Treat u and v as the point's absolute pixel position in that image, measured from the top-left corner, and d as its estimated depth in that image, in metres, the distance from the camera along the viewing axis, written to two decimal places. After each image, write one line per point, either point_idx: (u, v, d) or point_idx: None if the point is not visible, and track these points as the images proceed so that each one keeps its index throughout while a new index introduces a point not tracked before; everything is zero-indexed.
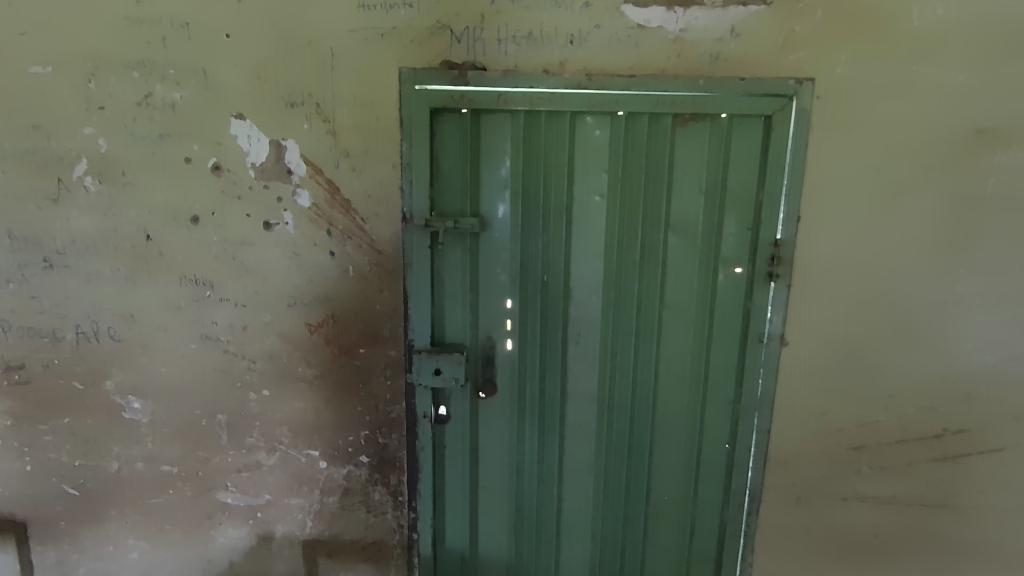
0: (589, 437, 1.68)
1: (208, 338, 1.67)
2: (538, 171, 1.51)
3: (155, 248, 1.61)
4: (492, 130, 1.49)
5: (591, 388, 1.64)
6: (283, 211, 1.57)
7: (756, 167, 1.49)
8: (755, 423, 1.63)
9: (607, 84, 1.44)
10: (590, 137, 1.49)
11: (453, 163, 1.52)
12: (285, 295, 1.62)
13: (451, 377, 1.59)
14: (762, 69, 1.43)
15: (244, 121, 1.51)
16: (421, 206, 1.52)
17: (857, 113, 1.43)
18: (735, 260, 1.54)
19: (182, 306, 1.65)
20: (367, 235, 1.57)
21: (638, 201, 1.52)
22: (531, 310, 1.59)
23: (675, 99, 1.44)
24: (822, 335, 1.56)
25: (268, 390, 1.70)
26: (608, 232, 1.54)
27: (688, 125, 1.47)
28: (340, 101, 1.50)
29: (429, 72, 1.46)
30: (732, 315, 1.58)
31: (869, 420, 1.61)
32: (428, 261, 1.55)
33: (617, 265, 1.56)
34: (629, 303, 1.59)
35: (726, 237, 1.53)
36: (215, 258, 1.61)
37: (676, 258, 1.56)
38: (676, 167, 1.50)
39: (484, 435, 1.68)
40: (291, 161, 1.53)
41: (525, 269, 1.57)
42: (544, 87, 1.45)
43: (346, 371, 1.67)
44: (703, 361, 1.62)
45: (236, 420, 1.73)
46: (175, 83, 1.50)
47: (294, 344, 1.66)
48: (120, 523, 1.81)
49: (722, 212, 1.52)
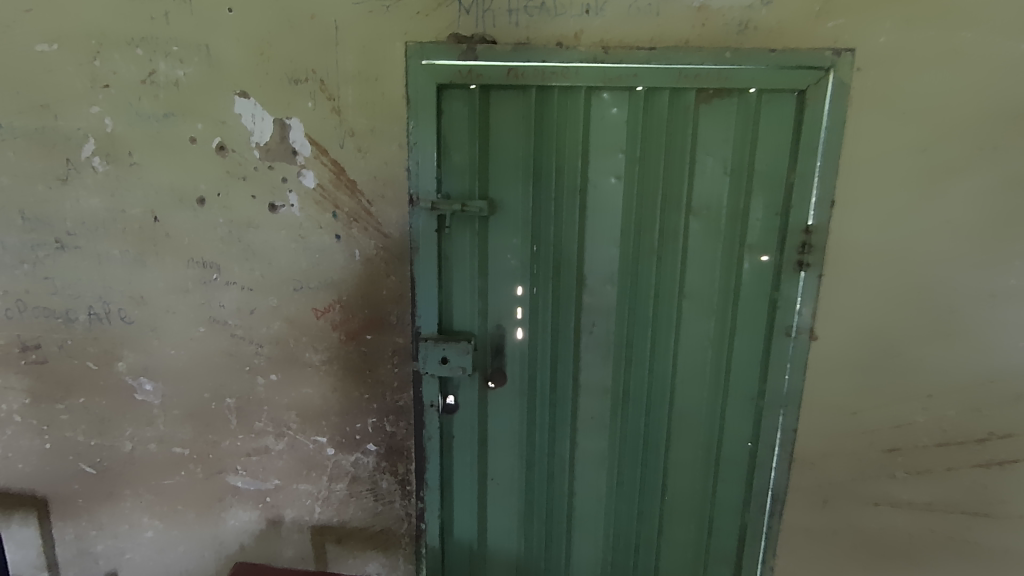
0: (602, 430, 1.61)
1: (216, 321, 1.65)
2: (550, 153, 1.43)
3: (162, 229, 1.59)
4: (502, 108, 1.42)
5: (604, 380, 1.57)
6: (288, 193, 1.53)
7: (787, 147, 1.37)
8: (780, 420, 1.53)
9: (625, 57, 1.34)
10: (606, 115, 1.40)
11: (461, 143, 1.44)
12: (291, 279, 1.59)
13: (458, 365, 1.52)
14: (796, 38, 1.31)
15: (248, 99, 1.47)
16: (428, 188, 1.46)
17: (902, 87, 1.30)
18: (762, 248, 1.44)
19: (190, 288, 1.63)
20: (373, 218, 1.52)
21: (657, 184, 1.43)
22: (542, 298, 1.52)
23: (700, 73, 1.33)
24: (855, 329, 1.45)
25: (275, 375, 1.67)
26: (624, 217, 1.45)
27: (713, 101, 1.37)
28: (344, 77, 1.44)
29: (436, 47, 1.39)
30: (755, 305, 1.48)
31: (905, 421, 1.50)
32: (435, 245, 1.49)
33: (634, 252, 1.47)
34: (646, 292, 1.50)
35: (753, 222, 1.43)
36: (222, 240, 1.58)
37: (697, 245, 1.46)
38: (699, 148, 1.40)
39: (493, 425, 1.63)
40: (295, 141, 1.49)
41: (537, 256, 1.49)
42: (557, 61, 1.36)
43: (353, 358, 1.63)
44: (725, 354, 1.53)
45: (244, 404, 1.71)
46: (177, 60, 1.46)
47: (301, 329, 1.63)
48: (135, 502, 1.83)
49: (748, 194, 1.42)
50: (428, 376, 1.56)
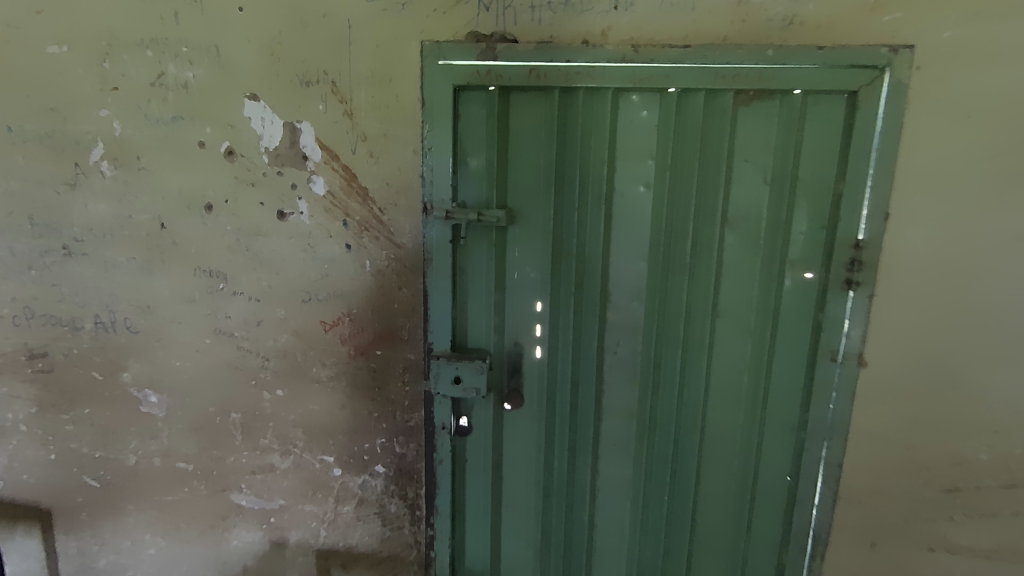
0: (626, 457, 1.49)
1: (222, 332, 1.58)
2: (573, 159, 1.33)
3: (169, 236, 1.53)
4: (523, 111, 1.33)
5: (629, 403, 1.45)
6: (298, 200, 1.46)
7: (835, 154, 1.25)
8: (824, 453, 1.39)
9: (657, 56, 1.24)
10: (634, 118, 1.29)
11: (479, 148, 1.35)
12: (299, 290, 1.51)
13: (472, 386, 1.42)
14: (847, 34, 1.19)
15: (258, 102, 1.41)
16: (443, 196, 1.37)
17: (968, 87, 1.17)
18: (805, 264, 1.31)
19: (197, 298, 1.57)
20: (385, 227, 1.44)
21: (690, 193, 1.32)
22: (563, 314, 1.42)
23: (739, 73, 1.22)
24: (910, 355, 1.31)
25: (281, 390, 1.60)
26: (652, 229, 1.34)
27: (753, 103, 1.25)
28: (357, 78, 1.36)
29: (452, 46, 1.30)
30: (797, 326, 1.35)
31: (966, 458, 1.35)
32: (450, 257, 1.40)
33: (663, 267, 1.36)
34: (676, 309, 1.38)
35: (795, 236, 1.31)
36: (229, 248, 1.52)
37: (732, 259, 1.34)
38: (736, 154, 1.29)
39: (508, 449, 1.52)
40: (306, 145, 1.42)
41: (557, 269, 1.39)
42: (583, 60, 1.26)
43: (362, 374, 1.55)
44: (762, 378, 1.40)
45: (250, 420, 1.64)
46: (187, 61, 1.41)
47: (308, 343, 1.55)
48: (138, 517, 1.77)
49: (791, 205, 1.29)
50: (439, 396, 1.46)
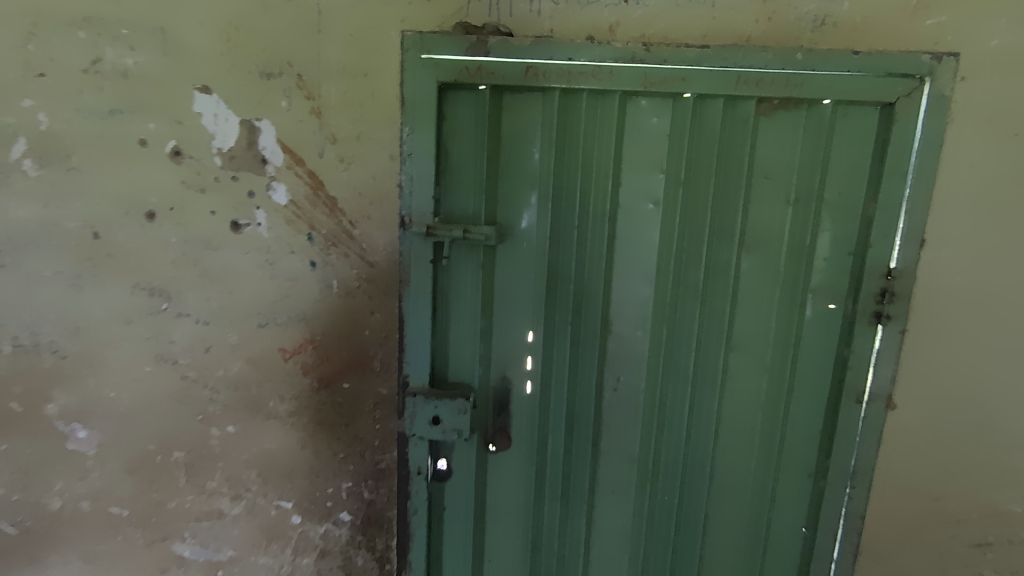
0: (626, 506, 1.32)
1: (165, 359, 1.37)
2: (573, 170, 1.17)
3: (103, 248, 1.32)
4: (517, 114, 1.16)
5: (630, 446, 1.29)
6: (255, 209, 1.26)
7: (865, 172, 1.12)
8: (845, 504, 1.24)
9: (670, 57, 1.09)
10: (643, 126, 1.15)
11: (466, 155, 1.19)
12: (256, 312, 1.32)
13: (452, 427, 1.24)
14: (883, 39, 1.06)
15: (210, 95, 1.22)
16: (423, 209, 1.19)
17: (1013, 103, 1.06)
18: (829, 294, 1.17)
19: (135, 319, 1.36)
20: (356, 243, 1.26)
21: (703, 212, 1.17)
22: (558, 345, 1.25)
23: (763, 79, 1.08)
24: (942, 396, 1.18)
25: (233, 426, 1.40)
26: (661, 251, 1.19)
27: (776, 113, 1.12)
28: (327, 72, 1.18)
29: (436, 38, 1.13)
30: (819, 362, 1.21)
31: (999, 510, 1.22)
32: (431, 279, 1.22)
33: (672, 294, 1.21)
34: (686, 342, 1.23)
35: (818, 262, 1.17)
36: (174, 262, 1.31)
37: (749, 287, 1.20)
38: (756, 170, 1.15)
39: (493, 496, 1.34)
40: (266, 147, 1.23)
41: (552, 294, 1.23)
42: (587, 58, 1.10)
43: (326, 410, 1.36)
44: (779, 420, 1.25)
45: (195, 459, 1.43)
46: (127, 46, 1.21)
47: (265, 372, 1.35)
48: (61, 569, 1.53)
49: (816, 227, 1.16)
50: (415, 438, 1.27)
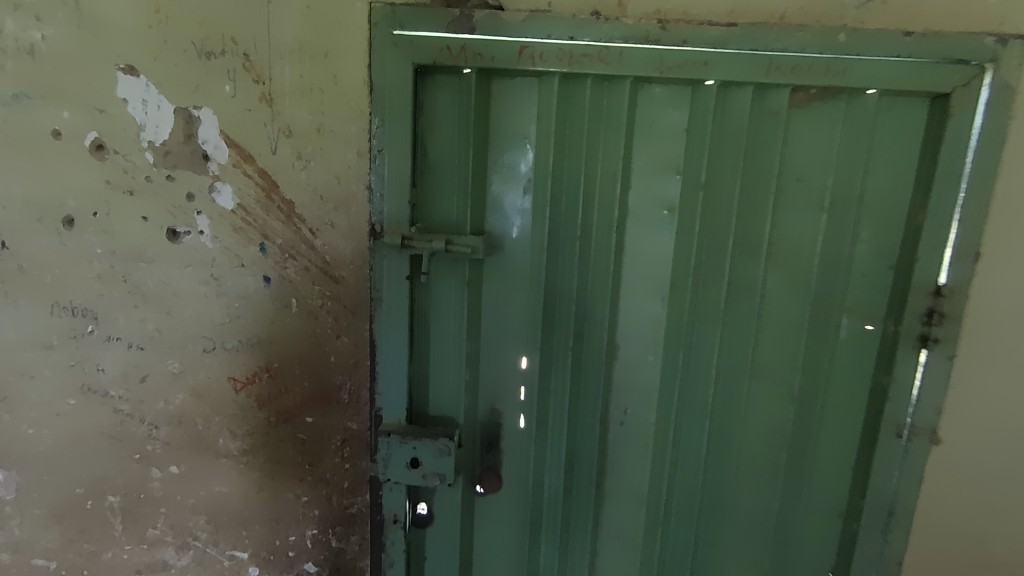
0: (633, 554, 1.16)
1: (92, 391, 1.17)
2: (574, 171, 1.00)
3: (12, 260, 1.10)
4: (510, 104, 0.98)
5: (638, 486, 1.13)
6: (196, 214, 1.06)
7: (911, 175, 0.97)
8: (882, 553, 1.09)
9: (690, 38, 0.92)
10: (657, 121, 0.99)
11: (447, 152, 1.00)
12: (200, 336, 1.12)
13: (434, 472, 1.06)
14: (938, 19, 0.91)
15: (137, 77, 1.00)
16: (396, 217, 1.00)
17: None
18: (866, 313, 1.02)
19: (55, 345, 1.15)
20: (318, 255, 1.06)
21: (724, 220, 1.01)
22: (556, 374, 1.08)
23: (800, 64, 0.92)
24: (991, 429, 1.04)
25: (176, 466, 1.20)
26: (675, 267, 1.03)
27: (812, 104, 0.96)
28: (280, 51, 0.98)
29: (411, 10, 0.93)
30: (853, 391, 1.06)
31: None
32: (406, 299, 1.03)
33: (687, 315, 1.05)
34: (702, 369, 1.07)
35: (855, 277, 1.01)
36: (99, 278, 1.10)
37: (776, 307, 1.04)
38: (787, 172, 0.99)
39: (481, 543, 1.17)
40: (207, 140, 1.03)
41: (550, 315, 1.06)
42: (592, 37, 0.92)
43: (286, 448, 1.16)
44: (806, 455, 1.10)
45: (133, 504, 1.23)
46: (33, 16, 0.99)
47: (212, 406, 1.15)
48: None
49: (854, 239, 1.00)
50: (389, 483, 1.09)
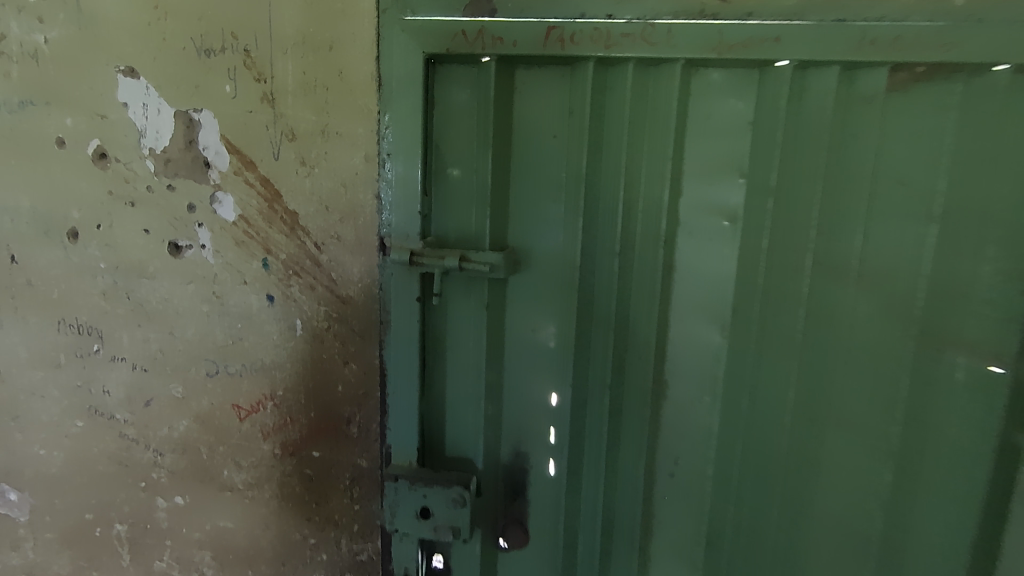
0: None
1: (99, 413, 1.10)
2: (613, 175, 0.85)
3: (21, 275, 1.06)
4: (537, 98, 0.84)
5: (690, 550, 0.94)
6: (197, 227, 0.97)
7: None
8: None
9: (756, 10, 0.74)
10: (714, 113, 0.82)
11: (464, 154, 0.87)
12: (203, 358, 1.03)
13: (446, 525, 0.91)
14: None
15: (137, 80, 0.93)
16: (406, 229, 0.88)
17: None
18: (990, 351, 0.80)
19: (63, 364, 1.09)
20: (324, 271, 0.95)
21: (801, 233, 0.82)
22: (592, 414, 0.92)
23: (903, 35, 0.72)
24: None
25: (181, 497, 1.11)
26: (737, 290, 0.85)
27: (917, 85, 0.76)
28: (282, 45, 0.88)
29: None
30: (970, 451, 0.83)
31: None
32: (417, 324, 0.90)
33: (754, 348, 0.86)
34: (773, 413, 0.88)
35: (973, 304, 0.79)
36: (103, 295, 1.04)
37: (867, 339, 0.83)
38: (883, 174, 0.79)
39: None
40: (208, 146, 0.94)
41: (585, 345, 0.90)
42: (635, 13, 0.77)
43: (292, 483, 1.06)
44: (905, 527, 0.87)
45: (140, 534, 1.16)
46: (37, 19, 0.94)
47: (217, 434, 1.06)
48: None
49: (973, 255, 0.78)
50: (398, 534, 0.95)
